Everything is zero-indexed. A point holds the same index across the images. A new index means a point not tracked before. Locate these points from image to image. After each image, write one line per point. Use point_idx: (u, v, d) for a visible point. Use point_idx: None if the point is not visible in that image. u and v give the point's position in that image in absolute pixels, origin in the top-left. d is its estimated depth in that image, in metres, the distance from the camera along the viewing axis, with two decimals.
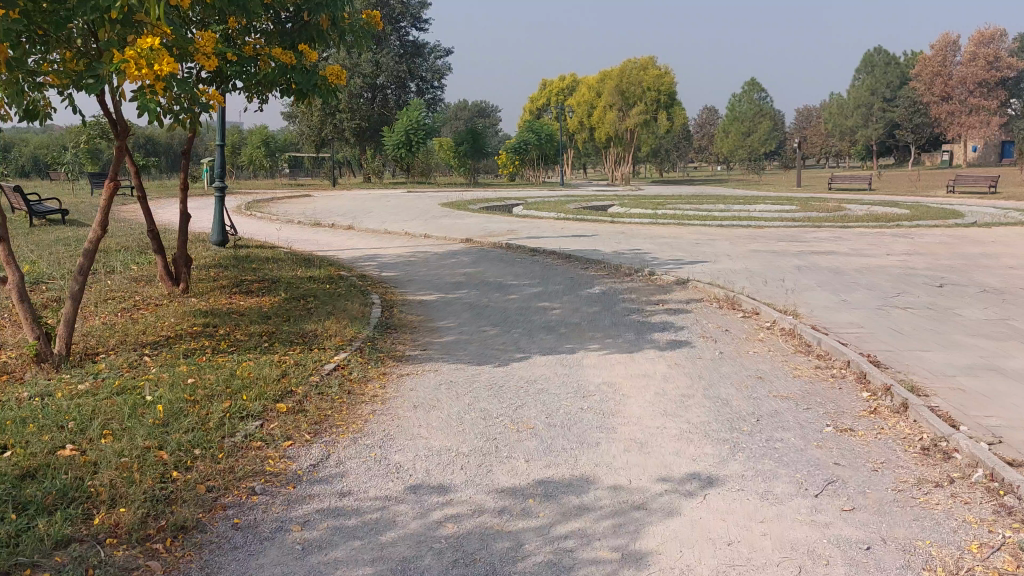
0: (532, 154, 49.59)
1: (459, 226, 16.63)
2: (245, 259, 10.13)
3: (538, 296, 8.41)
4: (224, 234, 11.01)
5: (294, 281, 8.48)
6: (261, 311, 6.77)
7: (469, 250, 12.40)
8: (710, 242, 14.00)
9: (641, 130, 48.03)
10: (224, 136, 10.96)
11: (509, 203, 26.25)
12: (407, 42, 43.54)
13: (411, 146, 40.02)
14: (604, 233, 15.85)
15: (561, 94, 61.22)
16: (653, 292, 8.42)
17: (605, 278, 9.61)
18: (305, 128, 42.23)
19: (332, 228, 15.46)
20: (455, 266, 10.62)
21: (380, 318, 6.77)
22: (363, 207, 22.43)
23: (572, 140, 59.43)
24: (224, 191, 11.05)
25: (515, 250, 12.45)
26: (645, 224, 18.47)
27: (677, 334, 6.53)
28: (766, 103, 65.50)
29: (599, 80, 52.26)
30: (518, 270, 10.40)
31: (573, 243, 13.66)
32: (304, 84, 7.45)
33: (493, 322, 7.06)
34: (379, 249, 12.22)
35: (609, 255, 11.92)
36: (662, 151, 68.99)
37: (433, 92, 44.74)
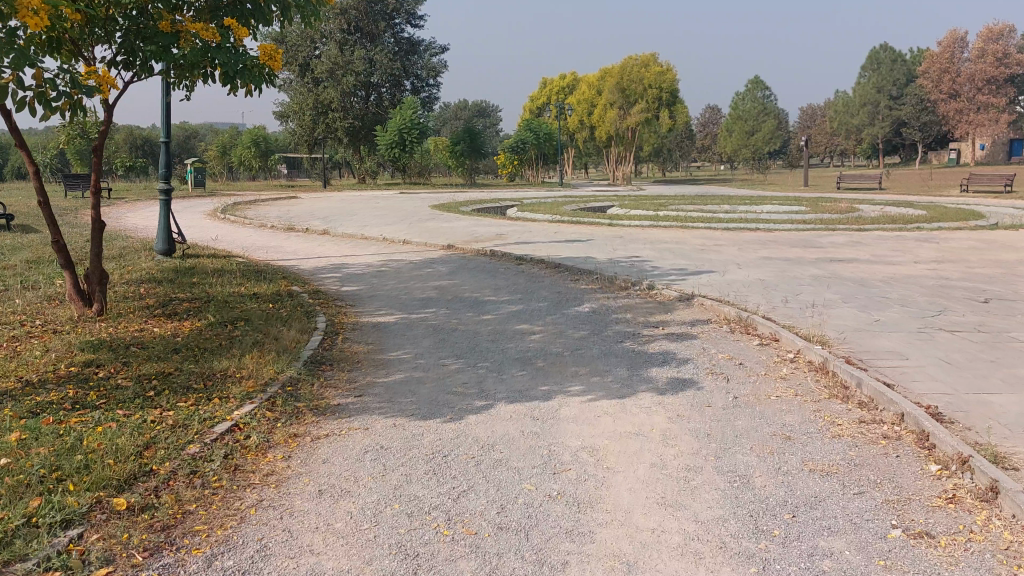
0: (531, 154, 48.39)
1: (444, 230, 15.42)
2: (187, 271, 8.88)
3: (518, 316, 7.17)
4: (171, 242, 9.78)
5: (232, 301, 7.23)
6: (171, 343, 5.53)
7: (449, 258, 11.16)
8: (716, 248, 12.78)
9: (643, 129, 46.83)
10: (169, 131, 9.64)
11: (504, 204, 25.08)
12: (402, 39, 42.02)
13: (405, 145, 38.82)
14: (600, 237, 14.63)
15: (561, 92, 59.98)
16: (651, 311, 7.19)
17: (598, 293, 8.37)
18: (296, 128, 41.07)
19: (306, 233, 14.23)
20: (429, 278, 9.40)
21: (317, 350, 5.53)
22: (348, 209, 21.27)
23: (573, 140, 58.21)
24: (169, 195, 9.73)
25: (499, 258, 11.22)
26: (645, 226, 17.26)
27: (679, 369, 5.30)
28: (771, 102, 64.18)
29: (599, 78, 51.01)
30: (499, 283, 9.17)
31: (566, 250, 12.43)
32: (230, 66, 6.16)
33: (457, 351, 5.83)
34: (348, 258, 10.99)
35: (604, 263, 10.71)
36: (665, 150, 67.69)
37: (429, 91, 43.40)
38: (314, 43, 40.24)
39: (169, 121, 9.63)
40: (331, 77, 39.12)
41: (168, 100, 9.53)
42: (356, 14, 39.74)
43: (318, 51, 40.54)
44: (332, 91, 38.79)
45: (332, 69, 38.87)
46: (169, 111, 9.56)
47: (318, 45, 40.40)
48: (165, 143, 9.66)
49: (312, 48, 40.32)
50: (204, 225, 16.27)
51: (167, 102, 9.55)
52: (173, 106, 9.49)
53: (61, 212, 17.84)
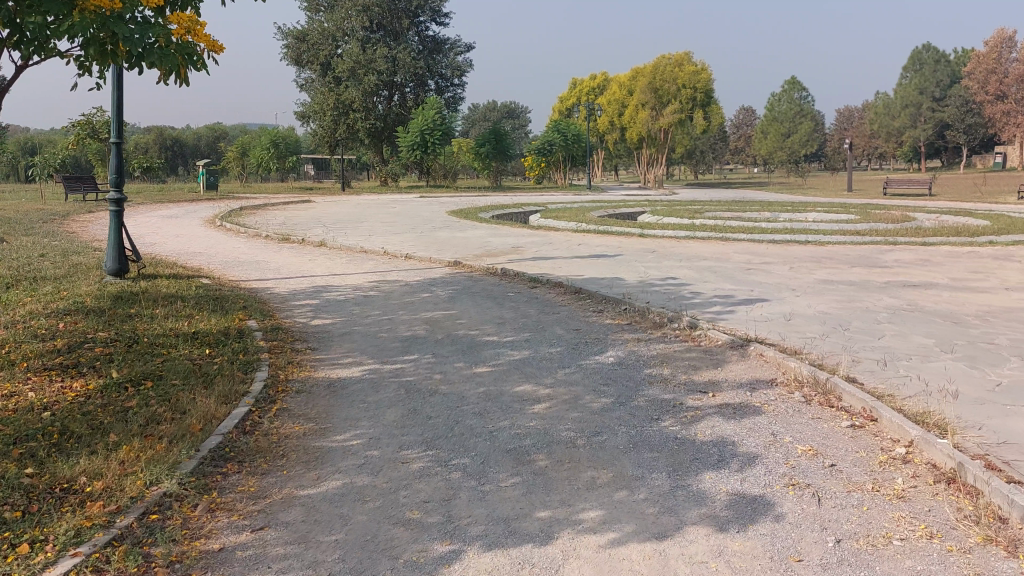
0: (558, 157, 46.70)
1: (456, 242, 13.92)
2: (129, 299, 7.34)
3: (521, 367, 5.53)
4: (124, 260, 8.31)
5: (162, 344, 5.70)
6: (30, 418, 3.99)
7: (452, 279, 9.56)
8: (764, 268, 11.08)
9: (675, 131, 44.88)
10: (121, 129, 8.14)
11: (528, 210, 23.56)
12: (426, 38, 40.72)
13: (427, 147, 37.34)
14: (630, 252, 12.97)
15: (591, 93, 58.25)
16: (696, 367, 5.53)
17: (625, 333, 6.71)
18: (316, 128, 39.79)
19: (300, 245, 12.76)
20: (422, 308, 7.79)
21: (230, 433, 3.94)
22: (359, 215, 19.86)
23: (603, 141, 56.51)
24: (121, 205, 8.25)
25: (511, 280, 9.59)
26: (681, 238, 15.61)
27: (745, 477, 3.64)
28: (807, 104, 61.99)
29: (630, 78, 49.20)
30: (505, 314, 7.54)
31: (590, 269, 10.78)
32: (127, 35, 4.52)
33: (429, 430, 4.21)
34: (334, 278, 9.44)
35: (634, 288, 9.08)
36: (698, 151, 65.71)
37: (454, 91, 41.84)
38: (336, 40, 38.88)
39: (120, 117, 8.12)
40: (352, 76, 37.78)
41: (120, 92, 8.05)
42: (379, 11, 38.32)
43: (340, 49, 39.18)
44: (353, 91, 37.42)
45: (353, 68, 37.53)
46: (121, 105, 8.06)
47: (340, 43, 39.00)
48: (116, 144, 8.15)
49: (334, 45, 38.93)
50: (193, 233, 14.89)
51: (118, 95, 8.06)
52: (126, 101, 7.99)
53: (46, 218, 16.51)
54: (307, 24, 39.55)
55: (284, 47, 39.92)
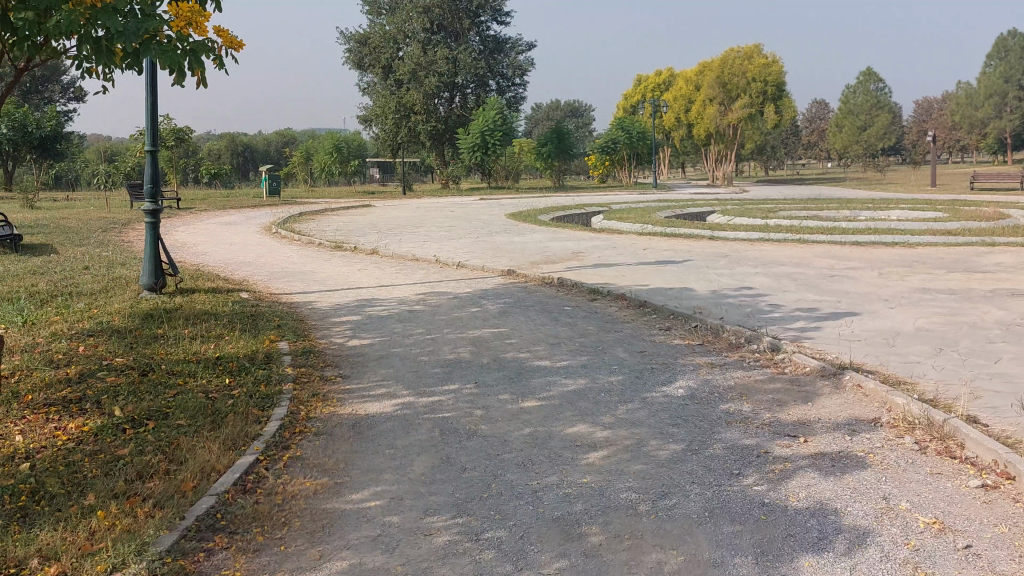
0: (623, 155, 45.59)
1: (513, 248, 13.26)
2: (161, 316, 6.89)
3: (576, 402, 4.81)
4: (160, 273, 7.92)
5: (181, 372, 5.17)
6: (4, 471, 3.47)
7: (505, 290, 8.91)
8: (848, 274, 10.09)
9: (745, 126, 43.46)
10: (156, 136, 7.72)
11: (591, 211, 22.80)
12: (488, 37, 40.20)
13: (488, 148, 36.83)
14: (698, 258, 12.10)
15: (656, 89, 56.86)
16: (782, 403, 4.73)
17: (696, 356, 5.92)
18: (379, 132, 39.70)
19: (351, 253, 12.30)
20: (470, 325, 7.14)
21: (225, 493, 3.33)
22: (417, 219, 19.41)
23: (669, 138, 55.21)
24: (157, 216, 7.85)
25: (569, 291, 8.86)
26: (753, 240, 14.62)
27: (856, 565, 2.85)
28: (884, 95, 59.27)
29: (698, 73, 47.81)
30: (560, 333, 6.84)
31: (655, 278, 9.98)
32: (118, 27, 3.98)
33: (464, 488, 3.54)
34: (380, 290, 8.88)
35: (704, 301, 8.26)
36: (768, 147, 63.64)
37: (515, 91, 41.26)
38: (397, 43, 38.63)
39: (155, 123, 7.71)
40: (414, 78, 37.55)
41: (155, 97, 7.64)
42: (439, 11, 37.96)
43: (402, 52, 38.95)
44: (414, 93, 37.17)
45: (414, 70, 37.30)
46: (155, 110, 7.65)
47: (402, 45, 38.72)
48: (151, 153, 7.75)
49: (396, 49, 38.69)
50: (247, 241, 14.60)
51: (153, 100, 7.65)
52: (160, 107, 7.58)
53: (106, 227, 16.50)
54: (369, 27, 39.47)
55: (346, 51, 39.95)
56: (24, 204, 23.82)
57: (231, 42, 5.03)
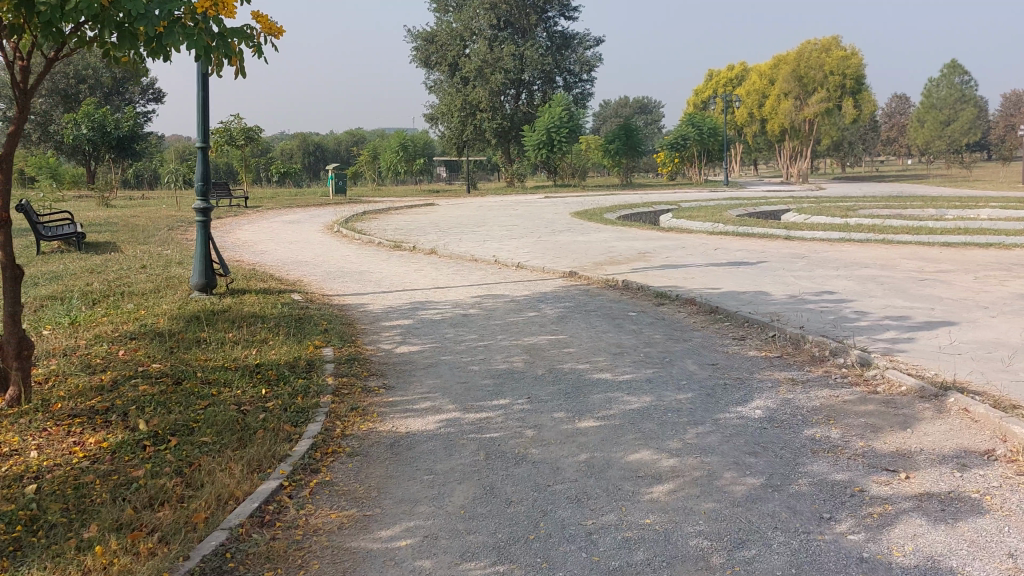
0: (693, 151, 44.47)
1: (576, 248, 12.78)
2: (207, 319, 6.64)
3: (639, 424, 4.31)
4: (211, 273, 7.70)
5: (216, 380, 4.86)
6: (8, 494, 3.19)
7: (566, 294, 8.46)
8: (941, 278, 9.28)
9: (821, 121, 41.97)
10: (206, 132, 7.53)
11: (659, 209, 22.13)
12: (555, 33, 39.66)
13: (554, 146, 36.33)
14: (774, 259, 11.38)
15: (728, 84, 55.41)
16: (876, 430, 4.15)
17: (773, 370, 5.35)
18: (445, 130, 39.65)
19: (410, 253, 12.02)
20: (526, 332, 6.69)
21: (239, 527, 2.96)
22: (480, 218, 19.08)
23: (742, 133, 53.72)
24: (207, 214, 7.65)
25: (634, 295, 8.33)
26: (832, 241, 13.79)
27: None
28: (971, 88, 56.41)
29: (772, 67, 46.39)
30: (623, 342, 6.32)
31: (727, 281, 9.36)
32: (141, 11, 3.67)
33: (508, 528, 3.08)
34: (436, 292, 8.55)
35: (780, 308, 7.65)
36: (845, 143, 61.34)
37: (583, 87, 40.64)
38: (464, 40, 38.44)
39: (206, 119, 7.52)
40: (479, 76, 37.33)
41: (206, 93, 7.46)
42: (506, 8, 37.64)
43: (468, 49, 38.75)
44: (480, 90, 36.98)
45: (480, 68, 37.08)
46: (207, 106, 7.47)
47: (468, 43, 38.52)
48: (202, 150, 7.56)
49: (462, 46, 38.52)
50: (308, 240, 14.49)
51: (204, 96, 7.47)
52: (211, 102, 7.38)
53: (172, 225, 16.64)
54: (436, 25, 39.39)
55: (413, 50, 39.98)
56: (100, 203, 24.44)
57: (270, 28, 4.79)
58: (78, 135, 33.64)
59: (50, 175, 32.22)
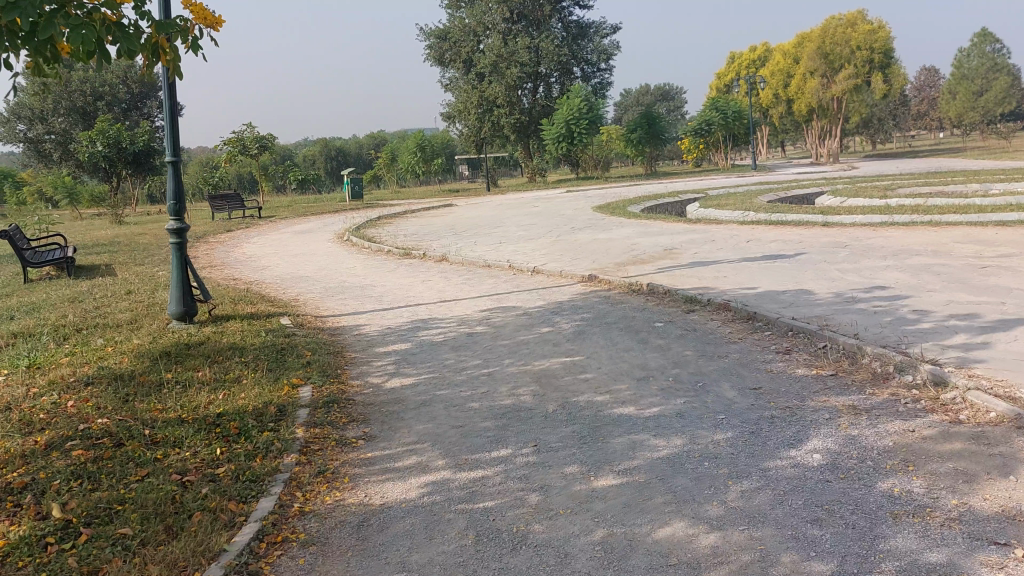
0: (717, 137, 43.18)
1: (598, 247, 11.92)
2: (179, 355, 5.89)
3: (669, 481, 3.46)
4: (190, 300, 6.99)
5: (164, 440, 4.10)
6: None
7: (585, 303, 7.61)
8: (1004, 264, 8.29)
9: (850, 98, 40.68)
10: (177, 146, 6.79)
11: (685, 199, 21.14)
12: (570, 23, 38.64)
13: (574, 138, 35.40)
14: (813, 250, 10.42)
15: (751, 66, 53.99)
16: (972, 480, 3.26)
17: (830, 396, 4.47)
18: (463, 128, 38.95)
19: (420, 261, 11.26)
20: (537, 353, 5.87)
21: None
22: (498, 218, 18.28)
23: (768, 115, 52.32)
24: (181, 236, 6.92)
25: (659, 301, 7.48)
26: (874, 225, 12.77)
27: None
28: (1004, 57, 54.21)
29: (796, 45, 44.93)
30: (649, 361, 5.47)
31: (764, 279, 8.44)
32: None
33: None
34: (442, 307, 7.75)
35: (827, 310, 6.75)
36: (875, 119, 59.57)
37: (601, 76, 39.63)
38: (477, 35, 37.59)
39: (175, 130, 6.79)
40: (495, 70, 36.45)
41: (175, 102, 6.73)
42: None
43: (482, 45, 37.90)
44: (496, 86, 36.17)
45: (495, 63, 36.25)
46: (176, 115, 6.74)
47: (482, 38, 37.70)
48: (173, 165, 6.82)
49: (476, 42, 37.70)
50: (317, 251, 13.81)
51: (173, 105, 6.73)
52: (179, 112, 6.66)
53: (180, 241, 16.07)
54: (449, 22, 38.59)
55: (427, 48, 39.13)
56: (114, 221, 24.08)
57: (207, 19, 4.05)
58: (95, 152, 33.42)
59: (68, 194, 32.05)
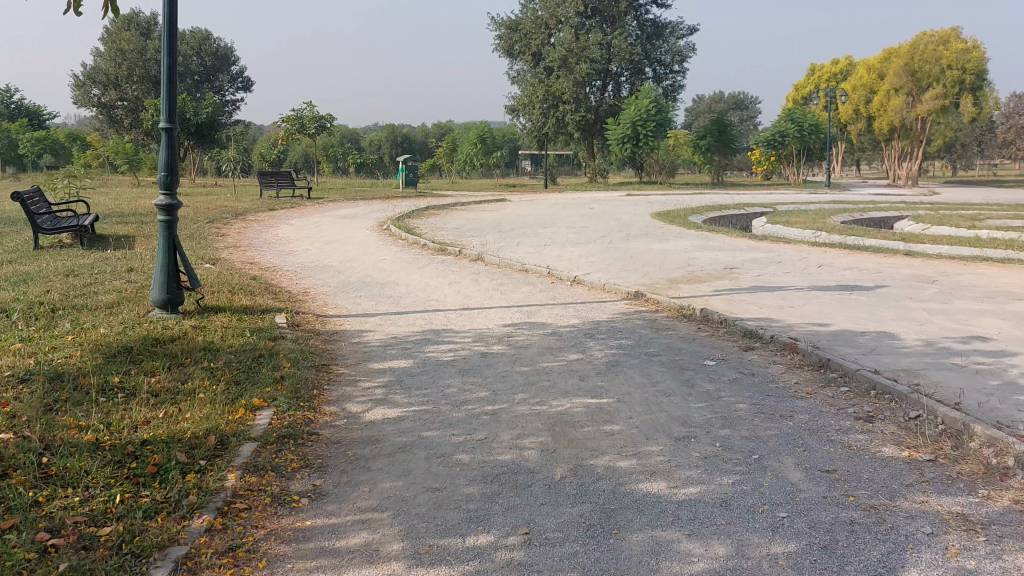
0: (791, 149, 41.30)
1: (651, 258, 10.83)
2: (140, 353, 5.04)
3: None
4: (176, 287, 6.18)
5: (59, 476, 3.21)
6: None
7: (626, 327, 6.56)
8: None
9: (937, 120, 38.53)
10: (172, 110, 5.95)
11: (751, 212, 19.88)
12: (646, 21, 37.23)
13: (639, 140, 34.10)
14: (895, 283, 9.15)
15: (832, 79, 51.82)
16: None
17: (932, 499, 3.36)
18: (526, 122, 37.99)
19: (454, 259, 10.35)
20: (558, 388, 4.86)
21: None
22: (549, 217, 17.32)
23: (846, 130, 50.12)
24: (171, 213, 6.09)
25: (714, 332, 6.39)
26: (963, 259, 11.41)
27: None
28: None
29: (883, 60, 42.75)
30: (692, 413, 4.40)
31: (838, 314, 7.27)
32: None
33: None
34: (461, 317, 6.79)
35: (917, 362, 5.58)
36: (959, 143, 56.61)
37: (674, 78, 38.07)
38: (549, 28, 36.55)
39: (172, 92, 5.94)
40: (564, 65, 35.36)
41: (173, 59, 5.87)
42: None
43: (553, 38, 36.84)
44: (564, 81, 35.07)
45: (565, 57, 35.18)
46: (173, 75, 5.88)
47: (554, 31, 36.64)
48: (166, 132, 5.98)
49: (547, 34, 36.65)
50: (351, 239, 13.02)
51: (170, 61, 5.88)
52: (176, 70, 5.81)
53: (216, 217, 15.45)
54: (521, 13, 37.54)
55: (496, 38, 38.24)
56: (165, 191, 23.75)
57: None
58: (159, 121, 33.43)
59: (127, 160, 32.07)
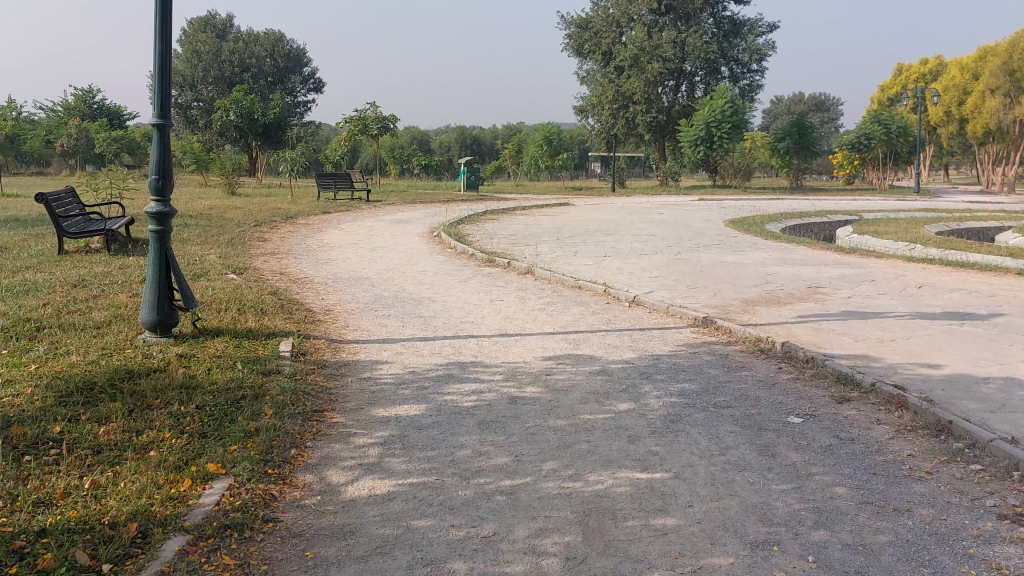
0: (877, 153, 39.04)
1: (723, 274, 9.67)
2: (98, 390, 4.24)
3: None
4: (168, 307, 5.40)
5: None
6: None
7: (690, 364, 5.49)
8: None
9: None
10: (165, 104, 5.17)
11: (834, 220, 18.36)
12: (722, 19, 35.68)
13: (713, 142, 32.63)
14: (1013, 309, 7.78)
15: (921, 79, 49.03)
16: None
17: None
18: (595, 123, 36.89)
19: (502, 271, 9.41)
20: (601, 453, 3.84)
21: None
22: (613, 224, 16.24)
23: (936, 133, 47.29)
24: (164, 221, 5.31)
25: (798, 374, 5.27)
26: None
27: None
28: None
29: (978, 58, 40.11)
30: (773, 502, 3.34)
31: (950, 351, 6.03)
32: None
33: None
34: (496, 346, 5.83)
35: None
36: None
37: (752, 78, 36.31)
38: (620, 27, 35.32)
39: (164, 83, 5.17)
40: (635, 64, 34.16)
41: (165, 46, 5.10)
42: None
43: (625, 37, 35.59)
44: (635, 81, 33.89)
45: (637, 56, 33.95)
46: (165, 63, 5.10)
47: (626, 29, 35.42)
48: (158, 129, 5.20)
49: (618, 33, 35.45)
50: (398, 246, 12.23)
51: (161, 49, 5.10)
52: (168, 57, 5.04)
53: (265, 220, 14.87)
54: (592, 11, 36.46)
55: (566, 37, 37.27)
56: (226, 191, 23.50)
57: None
58: (228, 121, 33.57)
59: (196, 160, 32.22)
